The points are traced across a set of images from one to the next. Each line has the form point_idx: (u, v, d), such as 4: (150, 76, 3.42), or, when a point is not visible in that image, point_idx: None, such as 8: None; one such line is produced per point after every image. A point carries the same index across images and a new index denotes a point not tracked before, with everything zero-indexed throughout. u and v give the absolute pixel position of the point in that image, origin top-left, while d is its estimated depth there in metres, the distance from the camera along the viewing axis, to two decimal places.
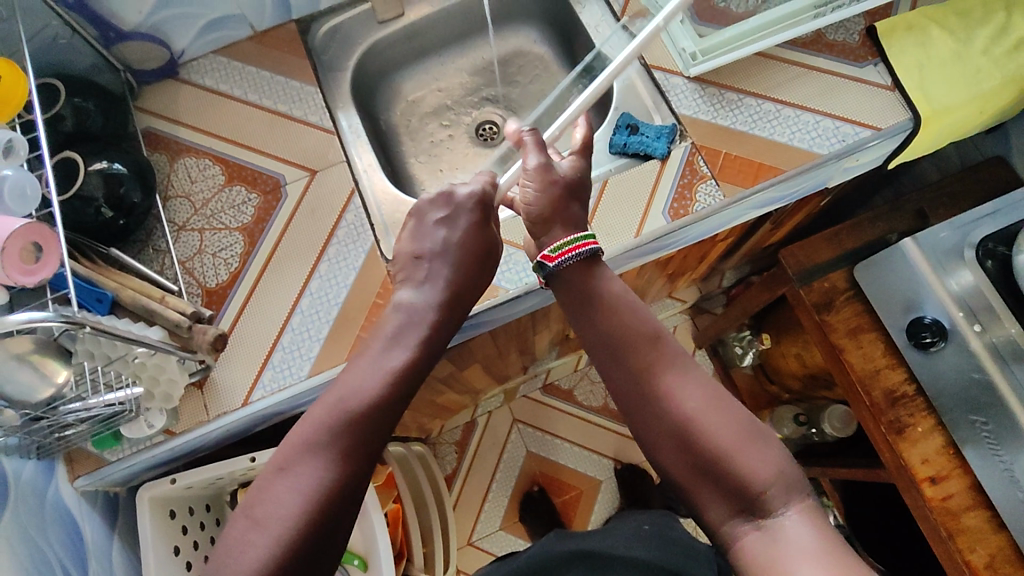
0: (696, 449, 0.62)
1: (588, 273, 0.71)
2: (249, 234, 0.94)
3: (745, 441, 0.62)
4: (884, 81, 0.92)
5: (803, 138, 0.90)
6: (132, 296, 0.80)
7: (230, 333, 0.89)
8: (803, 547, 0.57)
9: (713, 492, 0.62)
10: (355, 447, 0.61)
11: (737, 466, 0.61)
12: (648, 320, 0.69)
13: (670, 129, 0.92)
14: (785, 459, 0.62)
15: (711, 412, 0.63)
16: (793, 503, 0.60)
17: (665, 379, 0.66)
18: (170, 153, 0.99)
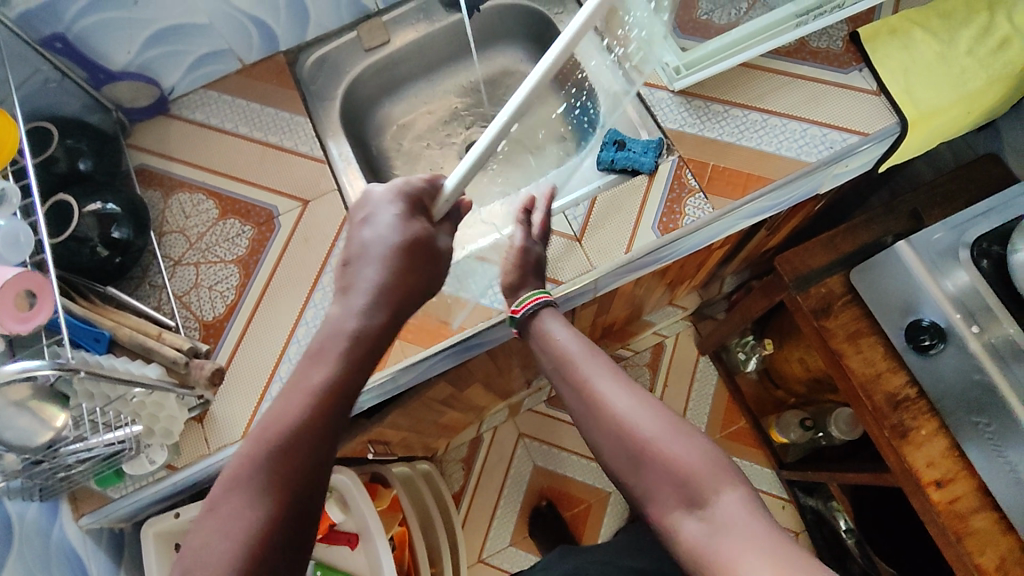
0: (627, 446, 0.61)
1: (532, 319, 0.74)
2: (244, 266, 0.95)
3: (674, 432, 0.61)
4: (869, 86, 0.92)
5: (791, 147, 0.90)
6: (129, 334, 0.81)
7: (227, 367, 0.90)
8: (745, 534, 0.54)
9: (650, 489, 0.59)
10: (297, 488, 0.55)
11: (667, 455, 0.59)
12: (577, 337, 0.71)
13: (658, 143, 0.92)
14: (714, 451, 0.60)
15: (639, 409, 0.62)
16: (729, 493, 0.57)
17: (594, 383, 0.65)
18: (164, 189, 1.00)
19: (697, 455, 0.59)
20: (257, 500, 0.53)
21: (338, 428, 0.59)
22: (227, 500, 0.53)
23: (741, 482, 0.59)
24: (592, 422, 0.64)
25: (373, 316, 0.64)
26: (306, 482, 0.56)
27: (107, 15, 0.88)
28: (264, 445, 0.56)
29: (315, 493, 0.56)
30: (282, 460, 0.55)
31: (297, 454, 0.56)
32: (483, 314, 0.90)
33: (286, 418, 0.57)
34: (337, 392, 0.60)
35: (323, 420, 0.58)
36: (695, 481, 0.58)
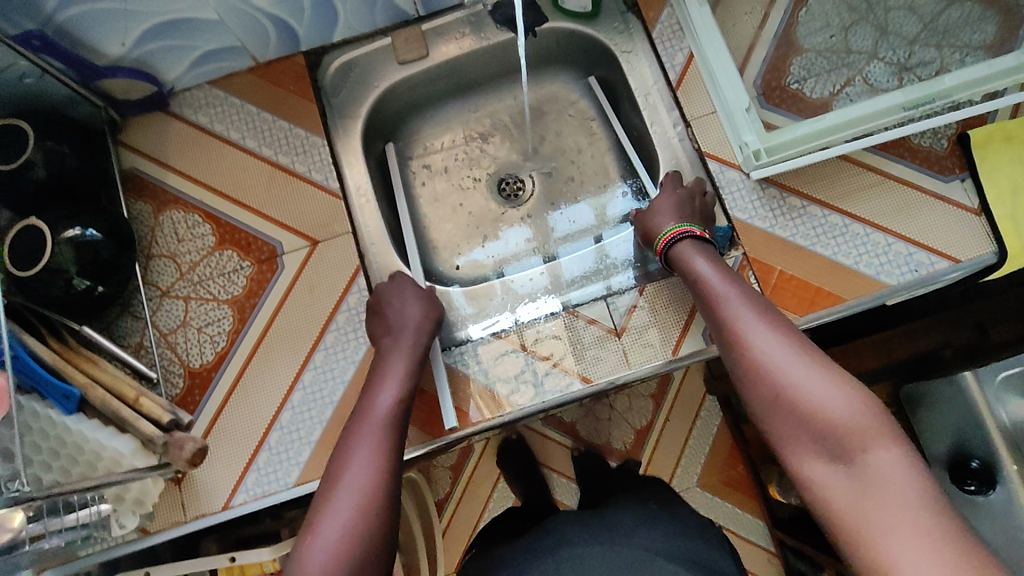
0: (771, 392, 0.61)
1: (683, 257, 0.76)
2: (239, 308, 0.85)
3: (826, 381, 0.59)
4: (970, 202, 0.80)
5: (870, 262, 0.79)
6: (102, 398, 0.71)
7: (206, 439, 0.80)
8: (893, 493, 0.53)
9: (793, 438, 0.60)
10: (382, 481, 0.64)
11: (813, 406, 0.59)
12: (725, 275, 0.72)
13: (724, 235, 0.82)
14: (871, 404, 0.57)
15: (791, 356, 0.62)
16: (883, 446, 0.55)
17: (742, 326, 0.66)
18: (156, 203, 0.88)
19: (848, 410, 0.57)
20: (354, 457, 0.66)
21: (399, 419, 0.72)
22: (335, 467, 0.66)
23: (897, 439, 0.56)
24: (740, 365, 0.65)
25: (413, 326, 0.80)
26: (382, 446, 0.67)
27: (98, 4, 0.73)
28: (351, 429, 0.69)
29: (393, 453, 0.67)
30: (360, 441, 0.68)
31: (372, 438, 0.68)
32: (500, 407, 0.81)
33: (369, 411, 0.71)
34: (394, 395, 0.73)
35: (390, 417, 0.71)
36: (845, 438, 0.57)
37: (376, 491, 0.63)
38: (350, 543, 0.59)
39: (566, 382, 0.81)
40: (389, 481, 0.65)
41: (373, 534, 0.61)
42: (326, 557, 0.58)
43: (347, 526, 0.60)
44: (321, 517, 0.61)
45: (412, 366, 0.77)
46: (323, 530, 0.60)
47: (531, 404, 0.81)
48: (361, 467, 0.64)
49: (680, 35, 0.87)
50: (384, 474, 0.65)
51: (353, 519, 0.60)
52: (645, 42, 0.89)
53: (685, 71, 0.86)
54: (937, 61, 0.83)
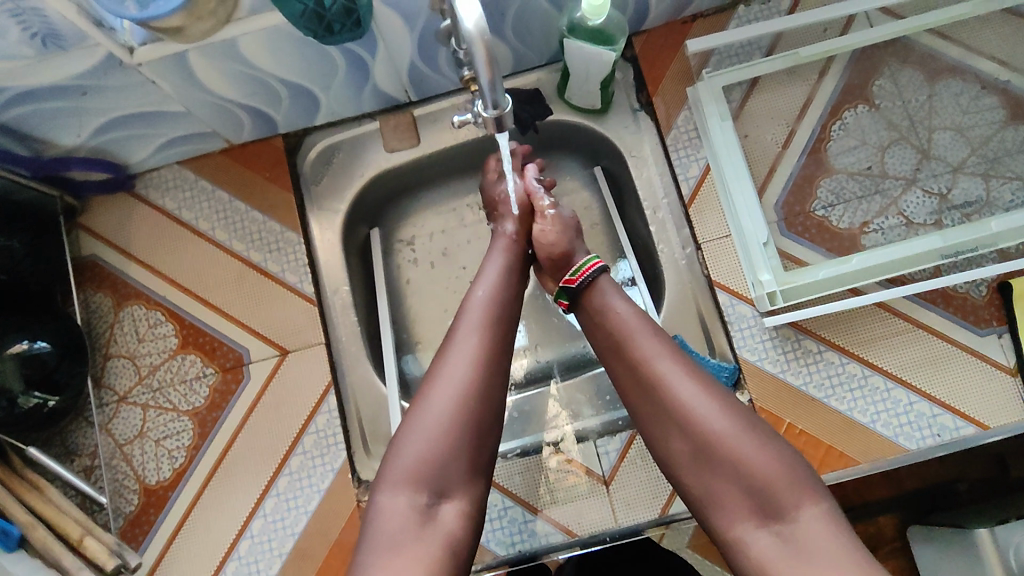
0: (694, 444, 0.54)
1: (594, 299, 0.64)
2: (200, 422, 0.79)
3: (746, 430, 0.53)
4: (1006, 360, 0.72)
5: (889, 421, 0.72)
6: (43, 540, 0.67)
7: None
8: (830, 558, 0.47)
9: (717, 498, 0.52)
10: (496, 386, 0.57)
11: (739, 458, 0.52)
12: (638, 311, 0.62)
13: (729, 375, 0.74)
14: (792, 455, 0.53)
15: (708, 398, 0.54)
16: (810, 501, 0.50)
17: (657, 364, 0.57)
18: (116, 296, 0.82)
19: (771, 461, 0.52)
20: (458, 344, 0.59)
21: (511, 294, 0.64)
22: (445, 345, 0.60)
23: (822, 492, 0.51)
24: (655, 409, 0.56)
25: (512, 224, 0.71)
26: (488, 341, 0.59)
27: (42, 105, 0.65)
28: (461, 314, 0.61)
29: (505, 348, 0.60)
30: (467, 323, 0.60)
31: (480, 317, 0.61)
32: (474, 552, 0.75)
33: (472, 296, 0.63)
34: (495, 280, 0.65)
35: (502, 295, 0.63)
36: (771, 494, 0.51)
37: (485, 384, 0.57)
38: (446, 448, 0.54)
39: (544, 534, 0.74)
40: (496, 368, 0.58)
41: (473, 436, 0.55)
42: (420, 458, 0.53)
43: (446, 418, 0.55)
44: (421, 409, 0.56)
45: (516, 259, 0.68)
46: (418, 427, 0.55)
47: (507, 552, 0.74)
48: (466, 354, 0.58)
49: (696, 143, 0.79)
50: (491, 365, 0.58)
51: (454, 409, 0.55)
52: (658, 145, 0.80)
53: (699, 185, 0.78)
54: (983, 197, 0.75)
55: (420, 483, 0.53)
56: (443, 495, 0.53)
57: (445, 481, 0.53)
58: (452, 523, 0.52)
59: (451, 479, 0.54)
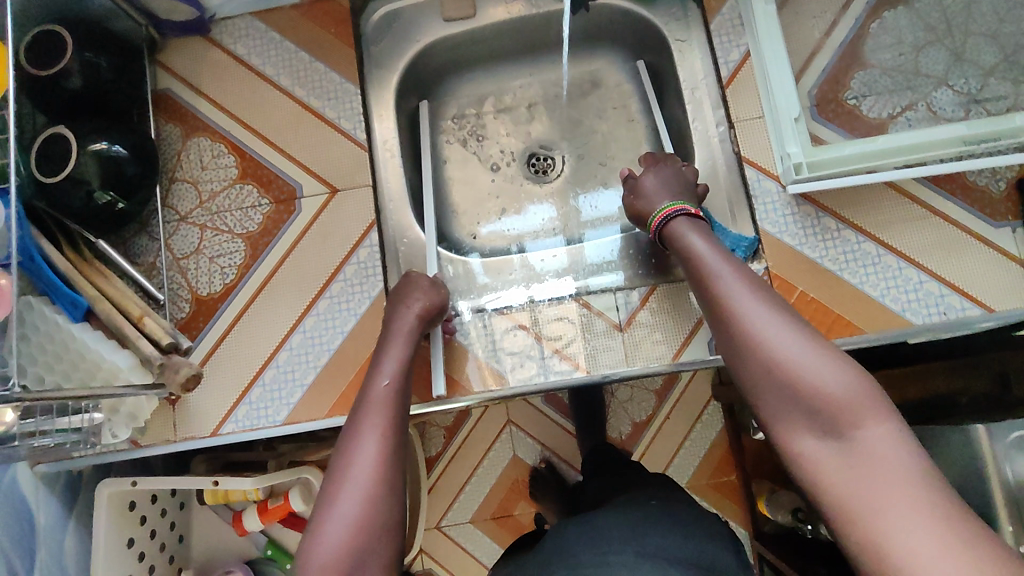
0: (761, 368, 0.56)
1: (680, 233, 0.71)
2: (252, 244, 0.85)
3: (815, 351, 0.54)
4: (1017, 251, 0.75)
5: (898, 297, 0.76)
6: (107, 312, 0.73)
7: (202, 367, 0.82)
8: (888, 470, 0.48)
9: (782, 415, 0.54)
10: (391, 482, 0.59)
11: (806, 381, 0.53)
12: (713, 251, 0.66)
13: (749, 245, 0.78)
14: (858, 375, 0.53)
15: (784, 330, 0.56)
16: (874, 419, 0.51)
17: (732, 299, 0.60)
18: (185, 127, 0.89)
19: (841, 383, 0.52)
20: (361, 440, 0.61)
21: (405, 393, 0.67)
22: (344, 444, 0.62)
23: (889, 412, 0.51)
24: (730, 344, 0.59)
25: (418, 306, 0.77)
26: (388, 427, 0.63)
27: None
28: (363, 408, 0.65)
29: (399, 433, 0.64)
30: (369, 420, 0.64)
31: (380, 416, 0.64)
32: (494, 382, 0.80)
33: (373, 388, 0.67)
34: (396, 372, 0.69)
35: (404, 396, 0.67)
36: (837, 414, 0.51)
37: (385, 476, 0.59)
38: (362, 532, 0.56)
39: (562, 369, 0.80)
40: (398, 468, 0.61)
41: (378, 524, 0.57)
42: (342, 542, 0.55)
43: (354, 520, 0.56)
44: (333, 503, 0.57)
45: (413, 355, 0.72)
46: (330, 523, 0.56)
47: (524, 384, 0.80)
48: (368, 451, 0.60)
49: (739, 30, 0.82)
50: (391, 458, 0.61)
51: (363, 510, 0.56)
52: (701, 32, 0.85)
53: (738, 69, 0.81)
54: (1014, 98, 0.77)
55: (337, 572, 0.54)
56: None
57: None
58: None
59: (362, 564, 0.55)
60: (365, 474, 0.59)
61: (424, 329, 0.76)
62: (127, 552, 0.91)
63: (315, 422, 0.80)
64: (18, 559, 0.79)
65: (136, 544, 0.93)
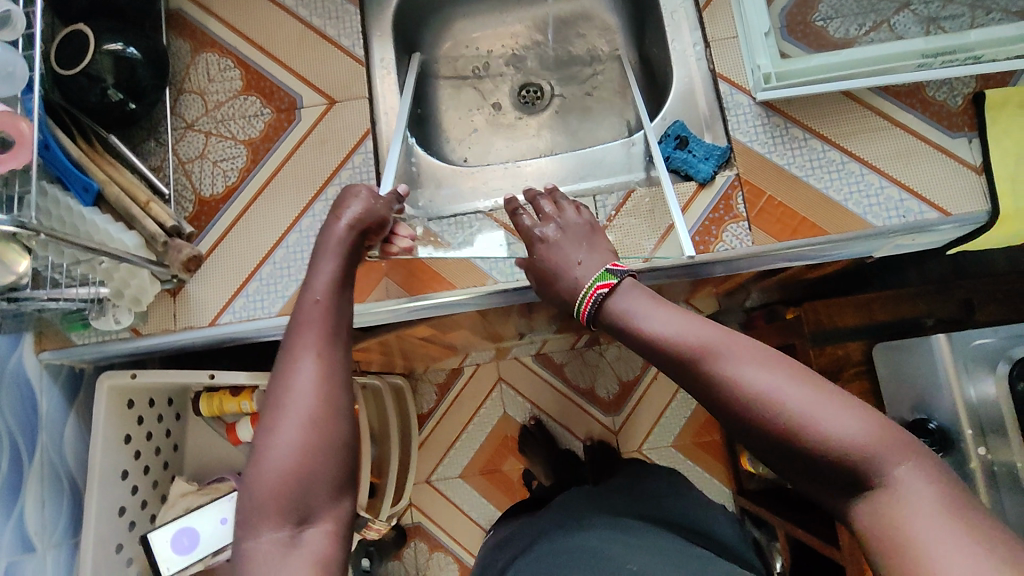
0: (776, 441, 0.52)
1: (626, 317, 0.63)
2: (254, 150, 0.90)
3: (826, 403, 0.52)
4: (973, 160, 0.80)
5: (860, 202, 0.80)
6: (116, 194, 0.78)
7: (205, 257, 0.87)
8: (929, 520, 0.47)
9: (809, 476, 0.53)
10: (336, 408, 0.59)
11: (826, 442, 0.51)
12: (691, 323, 0.59)
13: (721, 154, 0.83)
14: (868, 419, 0.51)
15: (785, 384, 0.52)
16: (899, 463, 0.50)
17: (728, 374, 0.55)
18: (194, 43, 0.94)
19: (855, 427, 0.51)
20: (297, 367, 0.60)
21: (341, 309, 0.65)
22: (282, 371, 0.60)
23: (905, 445, 0.51)
24: (729, 415, 0.55)
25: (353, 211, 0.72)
26: (326, 350, 0.61)
27: None
28: (298, 334, 0.62)
29: (340, 356, 0.62)
30: (305, 341, 0.62)
31: (314, 336, 0.62)
32: (477, 279, 0.84)
33: (304, 307, 0.64)
34: (326, 286, 0.66)
35: (328, 307, 0.64)
36: (859, 465, 0.50)
37: (329, 403, 0.58)
38: (305, 460, 0.56)
39: None
40: (336, 401, 0.59)
41: (318, 456, 0.56)
42: (293, 470, 0.55)
43: (293, 457, 0.55)
44: (273, 435, 0.57)
45: (347, 263, 0.69)
46: (279, 455, 0.56)
47: (506, 280, 0.82)
48: (309, 380, 0.59)
49: None
50: (330, 381, 0.60)
51: (303, 437, 0.56)
52: None
53: None
54: (969, 21, 0.83)
55: (284, 513, 0.54)
56: (307, 520, 0.55)
57: (308, 506, 0.55)
58: (320, 542, 0.54)
59: (313, 503, 0.55)
60: (305, 406, 0.57)
61: (358, 240, 0.72)
62: (123, 448, 0.95)
63: None
64: (21, 437, 0.83)
65: (132, 442, 0.96)
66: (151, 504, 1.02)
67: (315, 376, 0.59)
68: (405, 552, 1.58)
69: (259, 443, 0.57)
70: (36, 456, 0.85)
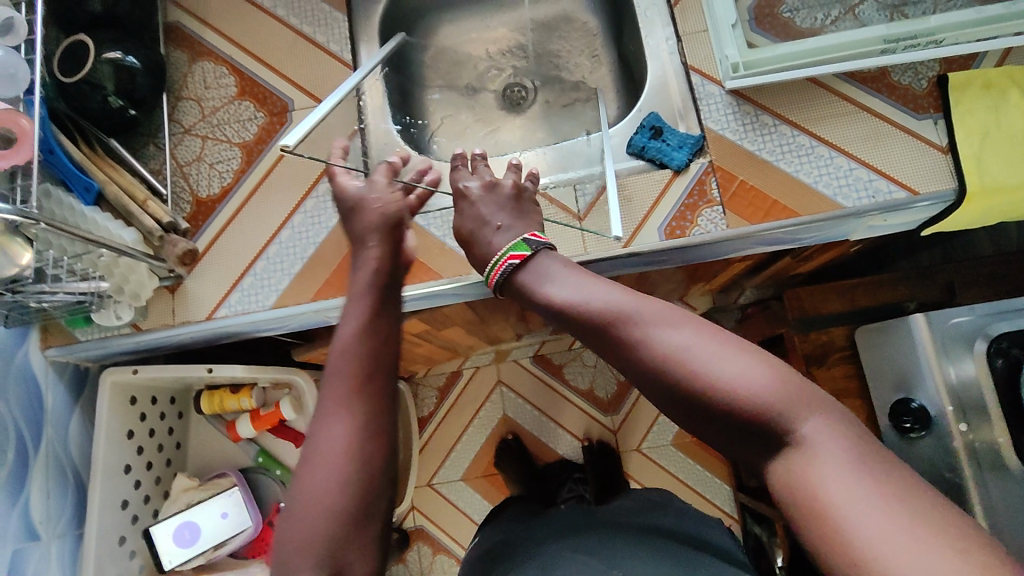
0: (686, 394, 0.54)
1: (540, 286, 0.68)
2: (248, 151, 0.94)
3: (731, 356, 0.54)
4: (939, 140, 0.82)
5: (830, 183, 0.83)
6: (116, 193, 0.82)
7: (203, 253, 0.90)
8: (828, 463, 0.48)
9: (721, 431, 0.54)
10: (367, 461, 0.60)
11: (732, 391, 0.53)
12: (608, 289, 0.63)
13: (694, 142, 0.86)
14: (772, 370, 0.53)
15: (696, 342, 0.56)
16: (802, 413, 0.52)
17: (640, 334, 0.58)
18: (191, 54, 0.99)
19: (761, 378, 0.53)
20: (334, 418, 0.61)
21: (377, 354, 0.66)
22: (316, 424, 0.62)
23: (811, 396, 0.53)
24: (645, 374, 0.57)
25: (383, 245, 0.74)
26: (364, 406, 0.62)
27: None
28: (328, 383, 0.64)
29: (379, 408, 0.63)
30: (334, 396, 0.63)
31: (344, 387, 0.63)
32: (463, 268, 0.87)
33: (334, 357, 0.65)
34: (354, 333, 0.67)
35: (371, 351, 0.66)
36: (770, 417, 0.52)
37: (362, 459, 0.60)
38: (339, 516, 0.57)
39: None
40: (368, 456, 0.60)
41: (356, 512, 0.58)
42: (324, 526, 0.56)
43: (333, 515, 0.57)
44: (306, 494, 0.58)
45: (379, 304, 0.70)
46: (313, 506, 0.57)
47: None
48: (339, 433, 0.60)
49: None
50: (365, 435, 0.61)
51: (336, 494, 0.57)
52: None
53: None
54: (932, 8, 0.86)
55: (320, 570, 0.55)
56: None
57: (340, 562, 0.56)
58: None
59: (350, 557, 0.56)
60: (335, 464, 0.59)
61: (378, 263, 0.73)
62: (126, 443, 0.98)
63: (300, 305, 0.87)
64: (27, 429, 0.86)
65: (135, 437, 0.99)
66: (154, 498, 1.05)
67: (348, 430, 0.61)
68: (408, 555, 1.59)
69: (295, 495, 0.59)
70: (41, 446, 0.88)
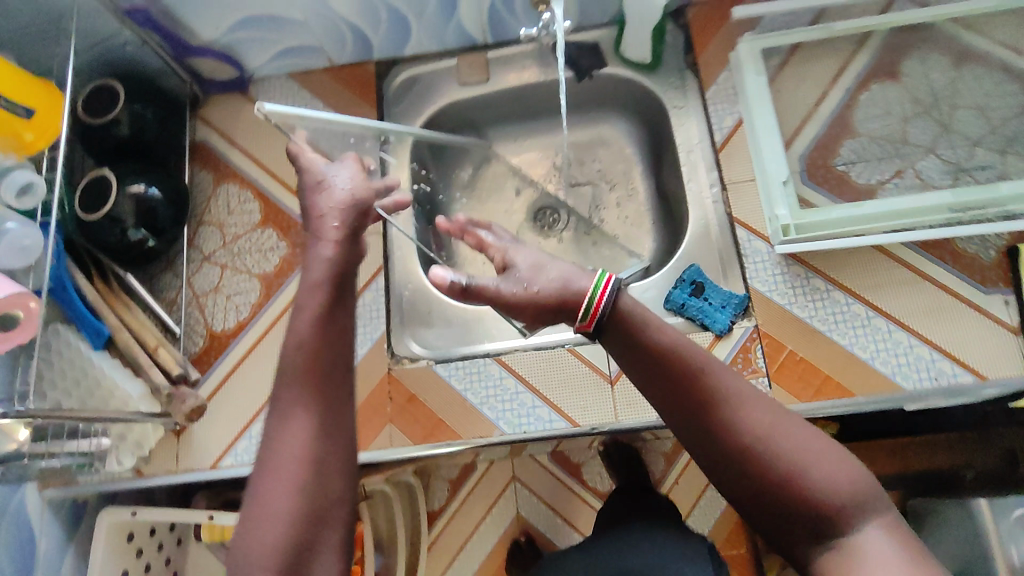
0: (763, 479, 0.48)
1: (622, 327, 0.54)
2: (267, 284, 0.91)
3: (818, 448, 0.48)
4: (1009, 318, 0.75)
5: (888, 361, 0.76)
6: (127, 342, 0.79)
7: (208, 402, 0.86)
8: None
9: (782, 525, 0.48)
10: (332, 454, 0.50)
11: (818, 492, 0.47)
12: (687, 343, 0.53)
13: (738, 302, 0.80)
14: (860, 472, 0.48)
15: (783, 425, 0.49)
16: (876, 520, 0.47)
17: (722, 403, 0.50)
18: (216, 175, 0.96)
19: (850, 482, 0.47)
20: (293, 414, 0.51)
21: (340, 328, 0.56)
22: (273, 427, 0.51)
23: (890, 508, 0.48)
24: (716, 451, 0.49)
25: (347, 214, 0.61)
26: (322, 392, 0.52)
27: None
28: (286, 376, 0.53)
29: (338, 396, 0.53)
30: (293, 391, 0.52)
31: (306, 372, 0.53)
32: (483, 428, 0.81)
33: (286, 351, 0.54)
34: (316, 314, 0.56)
35: (322, 340, 0.55)
36: (849, 522, 0.46)
37: (325, 458, 0.49)
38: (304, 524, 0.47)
39: (552, 419, 0.81)
40: (338, 450, 0.50)
41: (321, 509, 0.48)
42: (282, 536, 0.46)
43: (291, 513, 0.47)
44: (262, 501, 0.47)
45: (341, 264, 0.58)
46: (267, 513, 0.47)
47: (513, 431, 0.81)
48: (301, 431, 0.50)
49: (733, 99, 0.87)
50: (329, 432, 0.51)
51: (297, 495, 0.47)
52: (699, 101, 0.90)
53: (730, 136, 0.86)
54: (1000, 169, 0.80)
55: None
56: None
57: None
58: None
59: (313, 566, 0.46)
60: (294, 463, 0.48)
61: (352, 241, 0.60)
62: None
63: None
64: None
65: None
66: None
67: (309, 425, 0.50)
68: None
69: (254, 487, 0.48)
70: None
